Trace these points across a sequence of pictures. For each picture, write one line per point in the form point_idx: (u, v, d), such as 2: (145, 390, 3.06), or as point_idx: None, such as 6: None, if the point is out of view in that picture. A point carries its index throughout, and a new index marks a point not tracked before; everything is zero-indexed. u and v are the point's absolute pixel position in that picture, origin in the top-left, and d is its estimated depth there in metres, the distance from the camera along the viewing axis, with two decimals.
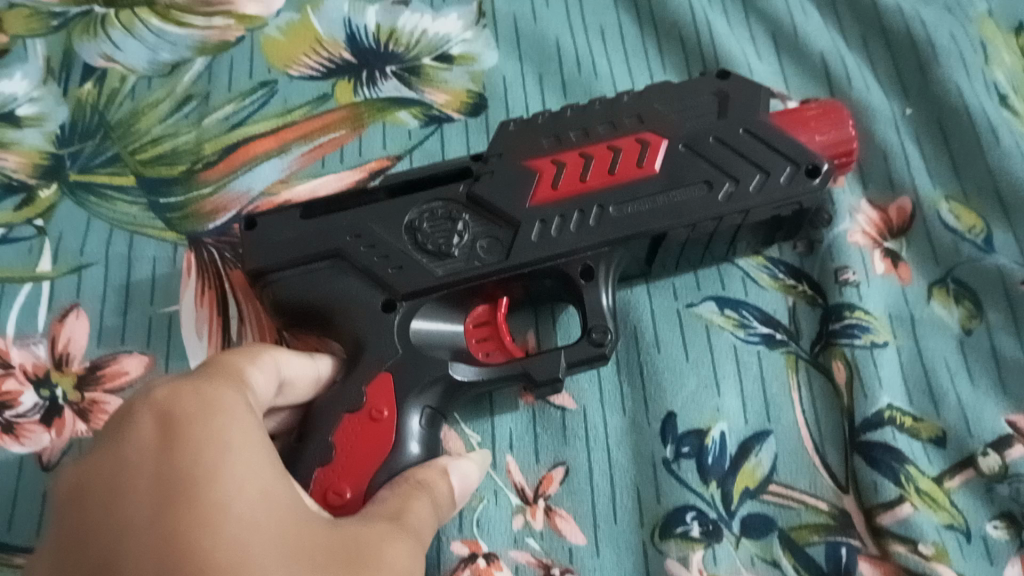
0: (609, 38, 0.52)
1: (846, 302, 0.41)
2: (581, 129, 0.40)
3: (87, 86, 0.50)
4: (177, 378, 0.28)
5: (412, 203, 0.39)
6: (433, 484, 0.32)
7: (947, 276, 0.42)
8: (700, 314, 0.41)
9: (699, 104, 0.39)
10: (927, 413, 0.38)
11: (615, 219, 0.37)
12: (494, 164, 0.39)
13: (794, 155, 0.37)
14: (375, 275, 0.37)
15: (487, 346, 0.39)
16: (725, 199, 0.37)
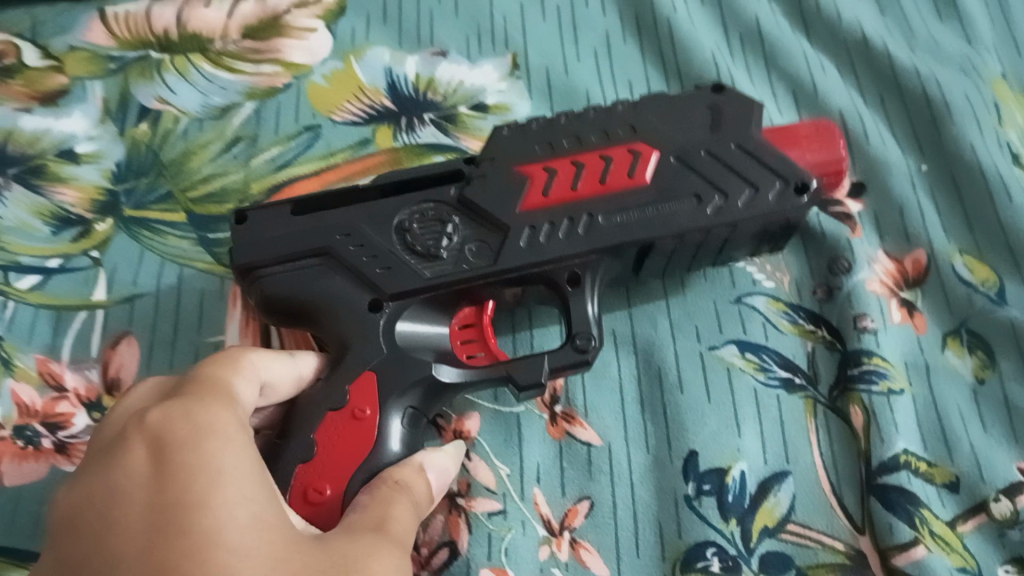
0: (637, 92, 0.54)
1: (864, 348, 0.42)
2: (575, 137, 0.42)
3: (142, 126, 0.53)
4: (168, 400, 0.30)
5: (403, 204, 0.41)
6: (411, 484, 0.34)
7: (960, 326, 0.43)
8: (723, 357, 0.43)
9: (693, 117, 0.42)
10: (941, 458, 0.40)
11: (604, 228, 0.40)
12: (487, 168, 0.42)
13: (783, 172, 0.40)
14: (364, 275, 0.40)
15: (474, 350, 0.41)
16: (713, 213, 0.40)
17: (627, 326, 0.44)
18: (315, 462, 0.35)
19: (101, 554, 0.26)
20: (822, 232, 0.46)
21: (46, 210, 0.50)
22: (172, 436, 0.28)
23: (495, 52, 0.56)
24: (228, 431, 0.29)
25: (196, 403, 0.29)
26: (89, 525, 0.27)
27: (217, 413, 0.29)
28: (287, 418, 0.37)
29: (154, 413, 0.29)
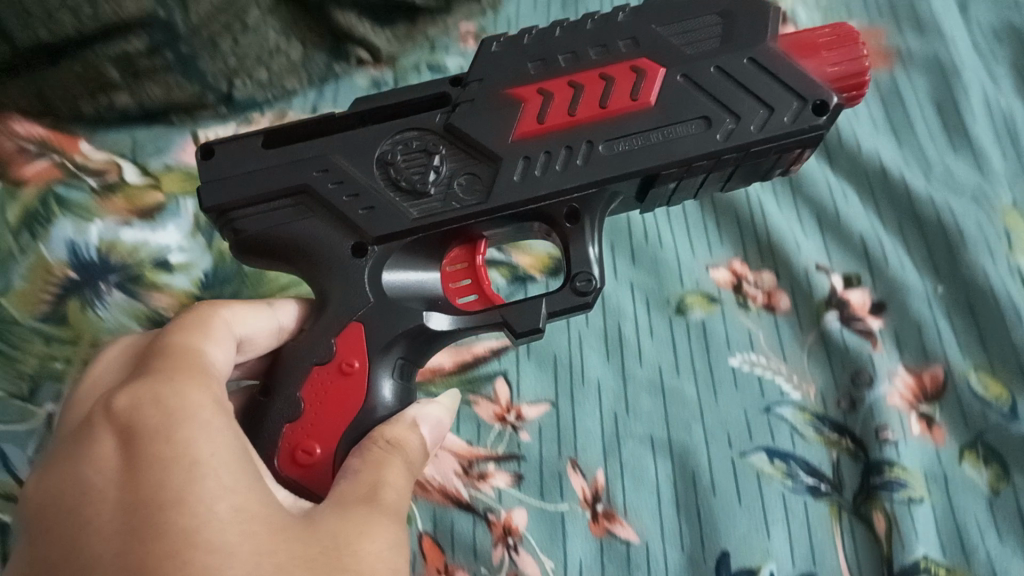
0: (675, 218, 0.55)
1: (886, 459, 0.43)
2: (570, 53, 0.41)
3: None
4: (132, 386, 0.31)
5: (385, 135, 0.41)
6: (403, 444, 0.35)
7: (977, 439, 0.44)
8: (752, 463, 0.44)
9: (703, 29, 0.40)
10: (960, 562, 0.41)
11: (606, 158, 0.39)
12: (472, 92, 0.41)
13: (800, 92, 0.38)
14: (347, 219, 0.39)
15: (466, 293, 0.43)
16: (725, 138, 0.38)
17: (663, 431, 0.45)
18: (300, 421, 0.37)
19: (76, 550, 0.27)
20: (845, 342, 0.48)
21: (122, 247, 0.48)
22: (143, 424, 0.30)
23: None
24: (200, 414, 0.30)
25: (167, 384, 0.31)
26: (64, 517, 0.28)
27: (192, 394, 0.31)
28: (269, 371, 0.38)
29: (122, 399, 0.31)
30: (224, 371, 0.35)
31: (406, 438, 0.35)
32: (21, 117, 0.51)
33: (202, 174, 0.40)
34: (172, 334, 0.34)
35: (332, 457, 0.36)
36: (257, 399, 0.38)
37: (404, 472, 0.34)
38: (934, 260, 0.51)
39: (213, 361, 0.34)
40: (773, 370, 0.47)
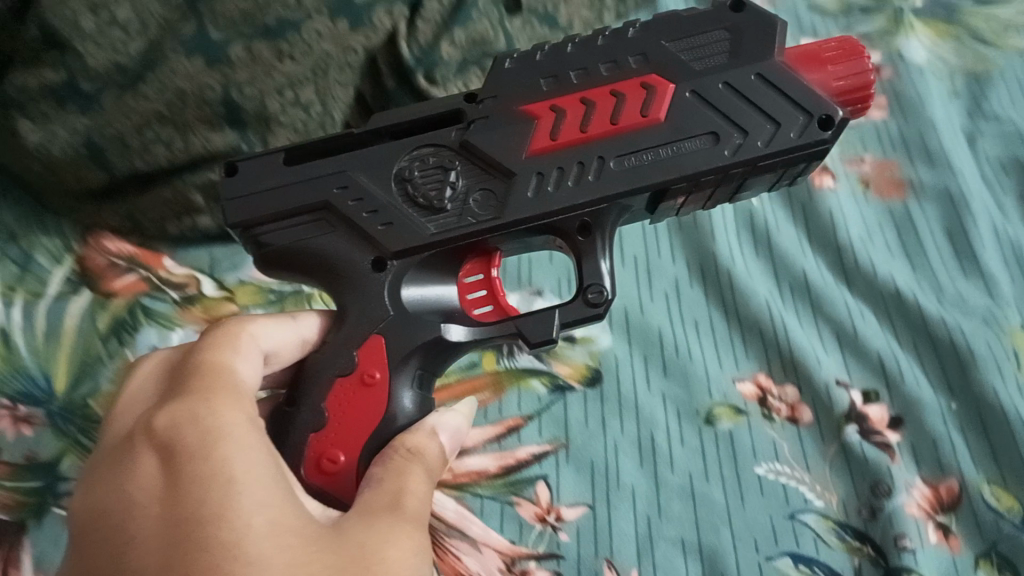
0: (703, 332, 0.52)
1: (905, 567, 0.42)
2: (582, 69, 0.41)
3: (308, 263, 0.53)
4: (174, 406, 0.32)
5: (401, 151, 0.41)
6: (423, 451, 0.36)
7: (992, 548, 0.43)
8: (779, 569, 0.43)
9: (712, 44, 0.40)
10: None
11: (616, 172, 0.39)
12: (487, 109, 0.41)
13: (806, 107, 0.38)
14: (365, 233, 0.40)
15: (480, 305, 0.43)
16: (733, 153, 0.38)
17: (694, 533, 0.44)
18: (327, 430, 0.38)
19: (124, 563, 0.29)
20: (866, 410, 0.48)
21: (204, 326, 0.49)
22: (183, 444, 0.31)
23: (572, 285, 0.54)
24: (234, 431, 0.31)
25: (201, 404, 0.32)
26: (111, 532, 0.30)
27: (226, 411, 0.32)
28: (293, 385, 0.40)
29: (163, 419, 0.32)
30: (254, 385, 0.36)
31: (425, 444, 0.36)
32: (113, 234, 0.50)
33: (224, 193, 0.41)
34: (203, 352, 0.35)
35: (356, 464, 0.37)
36: (285, 411, 0.39)
37: (424, 477, 0.35)
38: (944, 363, 0.50)
39: (243, 376, 0.35)
40: (796, 479, 0.46)
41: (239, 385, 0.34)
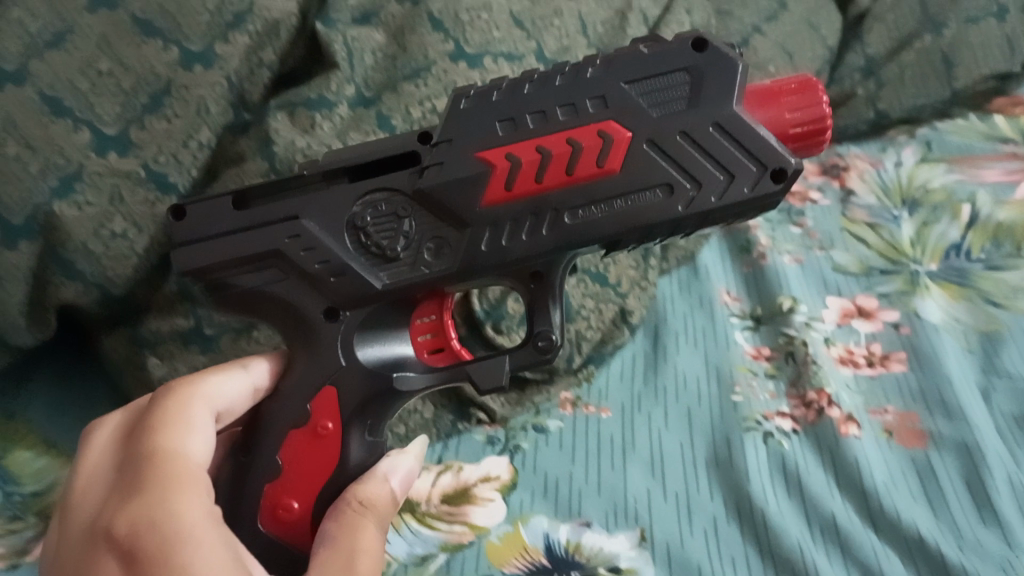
0: (721, 537, 0.51)
1: None
2: (540, 113, 0.43)
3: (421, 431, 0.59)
4: (130, 508, 0.38)
5: (356, 196, 0.45)
6: (374, 503, 0.45)
7: None
8: None
9: (666, 89, 0.43)
10: None
11: (568, 225, 0.44)
12: (446, 152, 0.44)
13: (760, 159, 0.43)
14: (323, 284, 0.46)
15: (432, 347, 0.51)
16: (685, 207, 0.43)
17: None
18: (281, 480, 0.47)
19: None
20: (861, 548, 0.49)
21: None
22: (141, 547, 0.36)
23: (629, 520, 0.52)
24: (190, 524, 0.37)
25: (157, 501, 0.38)
26: None
27: (184, 502, 0.38)
28: (248, 434, 0.48)
29: (123, 522, 0.37)
30: (201, 461, 0.42)
31: (375, 495, 0.45)
32: None
33: (177, 237, 0.45)
34: (154, 439, 0.41)
35: (306, 509, 0.47)
36: (242, 459, 0.48)
37: (376, 530, 0.44)
38: (938, 512, 0.50)
39: (191, 455, 0.41)
40: None
41: (186, 464, 0.40)
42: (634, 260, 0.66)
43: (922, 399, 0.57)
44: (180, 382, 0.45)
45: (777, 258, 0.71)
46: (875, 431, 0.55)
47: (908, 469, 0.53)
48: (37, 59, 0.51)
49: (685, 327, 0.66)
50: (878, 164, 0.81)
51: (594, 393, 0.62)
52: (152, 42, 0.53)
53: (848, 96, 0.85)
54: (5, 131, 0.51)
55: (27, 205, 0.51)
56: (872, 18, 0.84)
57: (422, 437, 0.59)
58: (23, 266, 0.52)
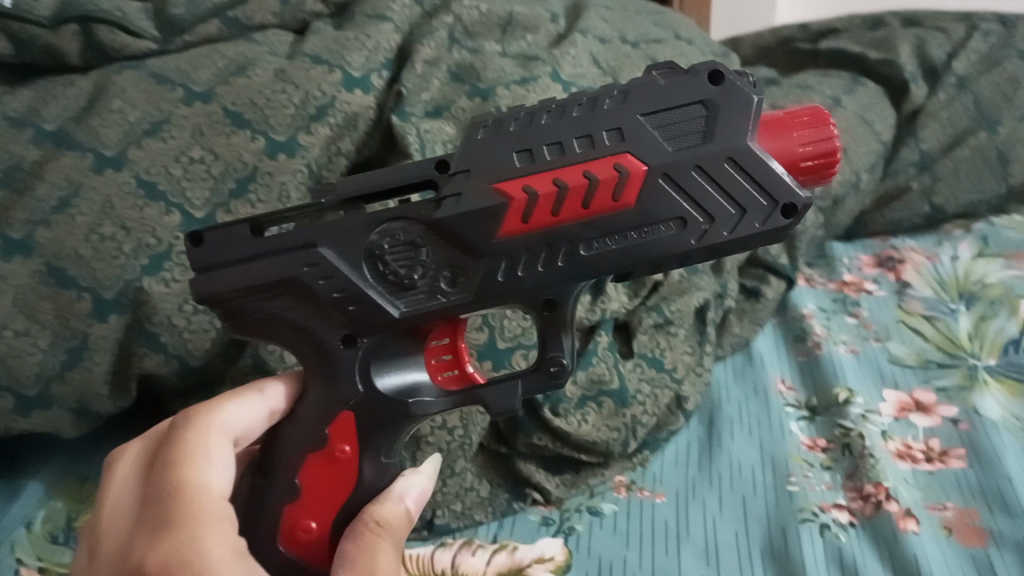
0: None
1: None
2: (557, 144, 0.39)
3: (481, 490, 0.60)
4: (158, 545, 0.39)
5: (373, 224, 0.42)
6: (390, 522, 0.44)
7: None
8: None
9: (686, 122, 0.39)
10: None
11: (583, 258, 0.41)
12: (461, 184, 0.40)
13: (773, 194, 0.39)
14: (339, 313, 0.43)
15: (446, 369, 0.48)
16: (697, 241, 0.40)
17: None
18: (298, 501, 0.46)
19: None
20: None
21: None
22: None
23: None
24: (212, 558, 0.38)
25: (184, 542, 0.39)
26: None
27: (207, 542, 0.39)
28: (265, 455, 0.47)
29: (152, 561, 0.39)
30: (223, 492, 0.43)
31: (391, 514, 0.45)
32: None
33: (192, 263, 0.42)
34: (176, 473, 0.42)
35: (324, 530, 0.46)
36: (259, 482, 0.46)
37: (392, 553, 0.44)
38: None
39: (213, 489, 0.43)
40: None
41: (207, 499, 0.42)
42: (690, 346, 0.67)
43: (982, 496, 0.57)
44: (198, 410, 0.46)
45: (832, 348, 0.72)
46: (934, 527, 0.55)
47: (969, 568, 0.52)
48: (136, 147, 0.57)
49: (740, 415, 0.67)
50: (934, 257, 0.82)
51: (649, 478, 0.62)
52: (240, 133, 0.59)
53: (902, 189, 0.87)
54: (104, 214, 0.55)
55: (118, 281, 0.55)
56: (925, 115, 0.87)
57: (479, 516, 0.60)
58: (110, 337, 0.56)
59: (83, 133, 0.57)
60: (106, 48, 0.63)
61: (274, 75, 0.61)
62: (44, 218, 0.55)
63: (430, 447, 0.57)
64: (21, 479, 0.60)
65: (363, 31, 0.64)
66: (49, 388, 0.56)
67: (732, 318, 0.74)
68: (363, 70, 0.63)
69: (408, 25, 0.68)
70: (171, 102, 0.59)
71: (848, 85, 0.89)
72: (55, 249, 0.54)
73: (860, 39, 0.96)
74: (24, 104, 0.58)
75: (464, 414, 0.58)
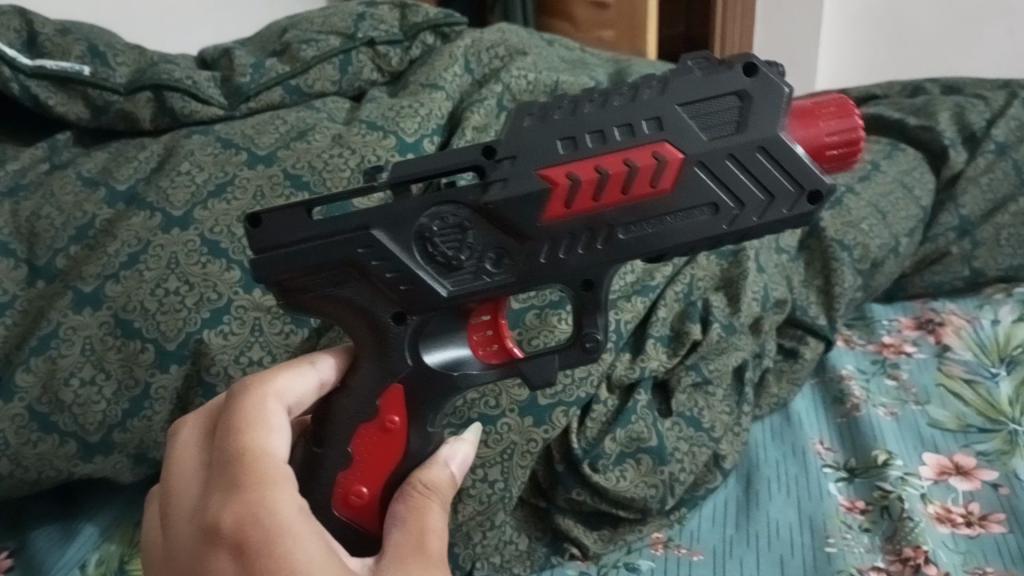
0: None
1: None
2: (598, 131, 0.39)
3: (522, 544, 0.62)
4: (232, 505, 0.39)
5: (424, 207, 0.41)
6: (437, 486, 0.45)
7: None
8: None
9: (721, 111, 0.38)
10: None
11: (621, 242, 0.41)
12: (506, 169, 0.40)
13: (800, 181, 0.39)
14: (390, 292, 0.43)
15: (487, 344, 0.47)
16: (727, 225, 0.40)
17: None
18: (351, 467, 0.46)
19: None
20: None
21: None
22: (249, 541, 0.37)
23: None
24: (290, 523, 0.38)
25: (257, 501, 0.38)
26: None
27: (281, 503, 0.39)
28: (318, 425, 0.47)
29: (227, 517, 0.38)
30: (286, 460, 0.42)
31: (438, 478, 0.45)
32: None
33: (254, 245, 0.42)
34: (240, 438, 0.42)
35: (375, 497, 0.46)
36: (313, 450, 0.46)
37: (440, 514, 0.44)
38: None
39: (278, 455, 0.42)
40: None
41: (276, 464, 0.41)
42: (728, 406, 0.68)
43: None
44: (253, 379, 0.45)
45: (872, 410, 0.72)
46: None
47: None
48: (202, 207, 0.61)
49: (778, 475, 0.67)
50: (975, 321, 0.82)
51: (686, 535, 0.63)
52: (299, 195, 0.62)
53: (942, 253, 0.88)
54: (170, 269, 0.59)
55: (181, 333, 0.58)
56: (965, 180, 0.88)
57: (517, 568, 0.61)
58: (170, 387, 0.58)
59: (152, 194, 0.62)
60: (176, 114, 0.68)
61: (332, 141, 0.65)
62: (114, 273, 0.59)
63: (471, 500, 0.58)
64: (79, 522, 0.62)
65: (416, 100, 0.68)
66: (112, 434, 0.58)
67: (770, 377, 0.75)
68: (416, 135, 0.66)
69: (459, 95, 0.73)
70: (236, 165, 0.63)
71: (887, 150, 0.90)
72: (123, 302, 0.58)
73: (899, 107, 0.99)
74: (98, 166, 0.65)
75: (505, 467, 0.59)
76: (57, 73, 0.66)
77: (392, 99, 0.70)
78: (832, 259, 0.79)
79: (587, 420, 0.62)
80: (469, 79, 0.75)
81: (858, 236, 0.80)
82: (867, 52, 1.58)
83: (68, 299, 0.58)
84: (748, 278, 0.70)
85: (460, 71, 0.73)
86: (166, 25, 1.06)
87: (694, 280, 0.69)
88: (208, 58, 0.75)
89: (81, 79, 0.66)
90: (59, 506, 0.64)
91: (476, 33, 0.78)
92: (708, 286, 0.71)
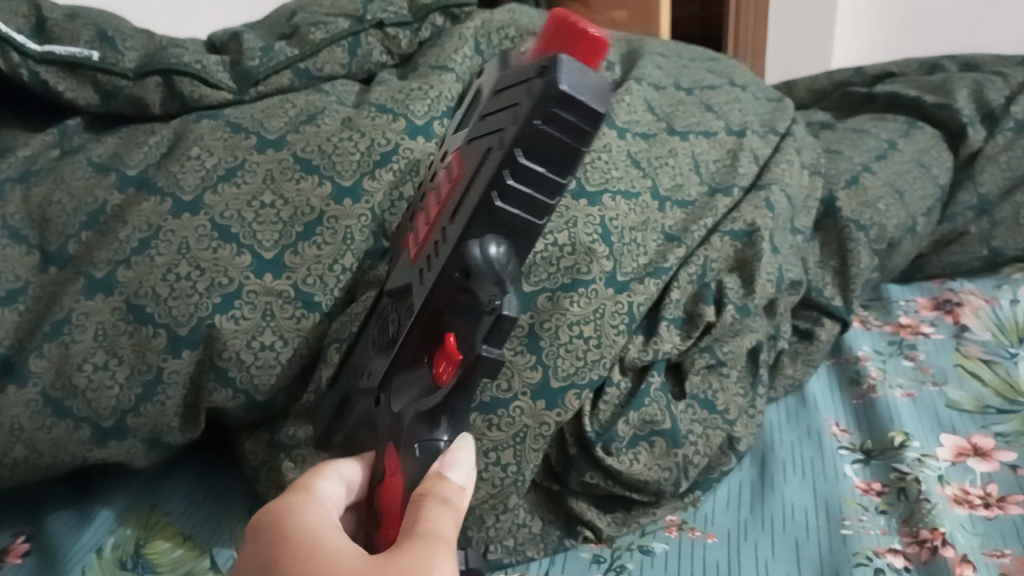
0: None
1: None
2: (433, 189, 0.43)
3: (534, 527, 0.61)
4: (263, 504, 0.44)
5: (380, 319, 0.49)
6: (432, 492, 0.42)
7: None
8: None
9: (490, 104, 0.38)
10: None
11: (448, 232, 0.37)
12: (401, 260, 0.46)
13: (533, 75, 0.33)
14: (371, 383, 0.48)
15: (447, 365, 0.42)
16: (497, 151, 0.34)
17: None
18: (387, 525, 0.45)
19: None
20: None
21: None
22: (264, 517, 0.42)
23: None
24: (301, 503, 0.42)
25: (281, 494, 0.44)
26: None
27: (300, 494, 0.44)
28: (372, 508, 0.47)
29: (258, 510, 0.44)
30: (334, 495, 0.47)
31: (438, 487, 0.42)
32: None
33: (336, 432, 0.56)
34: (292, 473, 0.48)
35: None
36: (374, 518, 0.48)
37: (452, 518, 0.41)
38: None
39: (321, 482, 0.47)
40: None
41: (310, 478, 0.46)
42: (742, 388, 0.67)
43: None
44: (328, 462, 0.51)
45: (888, 392, 0.71)
46: (992, 572, 0.54)
47: None
48: (212, 192, 0.61)
49: (793, 457, 0.67)
50: (993, 301, 0.81)
51: (701, 518, 0.63)
52: (309, 178, 0.62)
53: (960, 233, 0.87)
54: (181, 255, 0.59)
55: (192, 318, 0.57)
56: (984, 158, 0.87)
57: (530, 552, 0.61)
58: (183, 371, 0.58)
59: (163, 179, 0.62)
60: (186, 98, 0.67)
61: (341, 124, 0.64)
62: (125, 258, 0.59)
63: (484, 484, 0.58)
64: (95, 506, 0.62)
65: (427, 82, 0.68)
66: (125, 419, 0.58)
67: (785, 359, 0.74)
68: (426, 118, 0.66)
69: (468, 76, 0.72)
70: (245, 149, 0.63)
71: (905, 129, 0.89)
72: (135, 287, 0.58)
73: (916, 84, 0.97)
74: (109, 151, 0.64)
75: (518, 451, 0.59)
76: (66, 57, 0.65)
77: (402, 81, 0.70)
78: (848, 239, 0.78)
79: (600, 403, 0.61)
80: (478, 61, 0.74)
81: (874, 216, 0.79)
82: (885, 32, 1.55)
83: (80, 285, 0.58)
84: (762, 259, 0.69)
85: (470, 52, 0.73)
86: (179, 11, 1.06)
87: (708, 262, 0.69)
88: (217, 43, 0.74)
89: (91, 64, 0.66)
90: (75, 492, 0.64)
91: (486, 13, 0.77)
92: (721, 268, 0.70)
